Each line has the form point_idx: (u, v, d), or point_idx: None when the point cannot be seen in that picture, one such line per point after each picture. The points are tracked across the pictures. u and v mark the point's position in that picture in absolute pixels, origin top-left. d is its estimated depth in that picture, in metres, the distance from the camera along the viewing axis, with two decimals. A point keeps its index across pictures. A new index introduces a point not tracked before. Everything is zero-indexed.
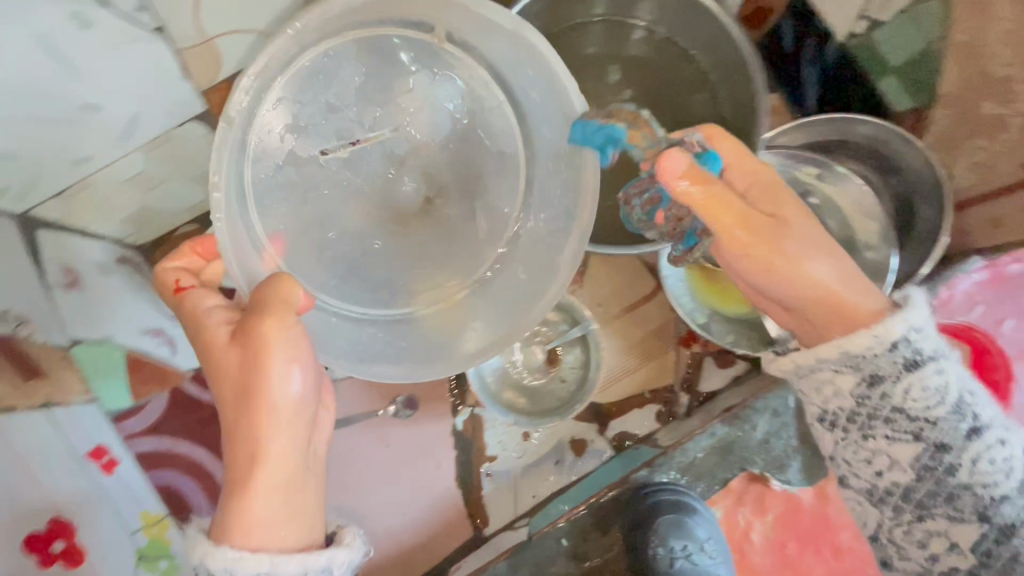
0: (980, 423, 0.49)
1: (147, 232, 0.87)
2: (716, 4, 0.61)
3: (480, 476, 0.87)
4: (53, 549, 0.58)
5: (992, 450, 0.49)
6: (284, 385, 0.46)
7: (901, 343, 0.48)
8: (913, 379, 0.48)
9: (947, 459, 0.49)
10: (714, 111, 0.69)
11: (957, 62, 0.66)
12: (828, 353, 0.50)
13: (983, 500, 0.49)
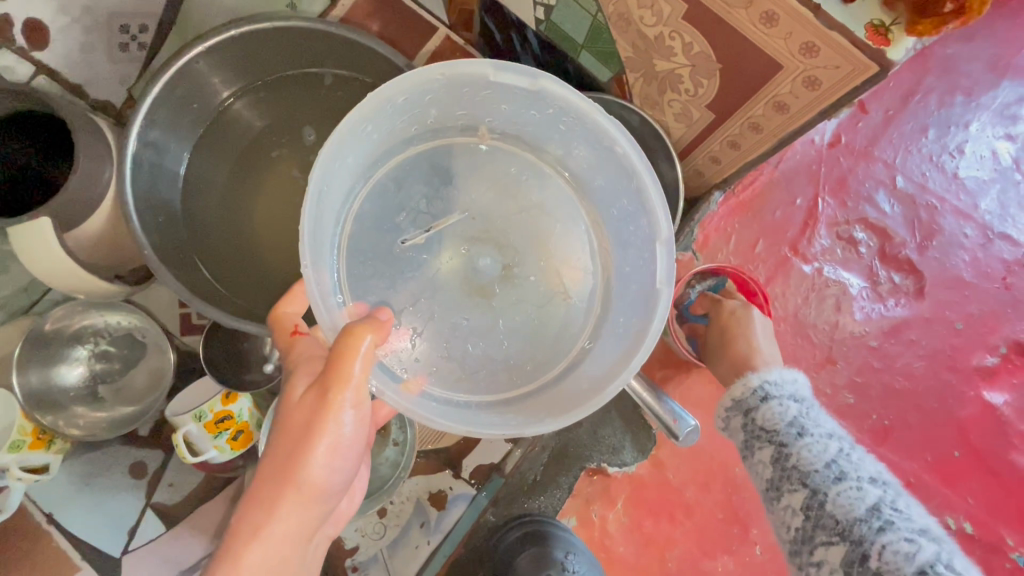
0: (791, 415, 0.58)
1: None
2: (367, 39, 0.60)
3: (348, 574, 0.81)
4: None
5: (812, 444, 0.55)
6: (335, 438, 0.46)
7: (772, 388, 0.61)
8: (766, 413, 0.60)
9: (790, 458, 0.56)
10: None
11: (617, 32, 0.67)
12: (736, 401, 0.63)
13: (820, 481, 0.53)
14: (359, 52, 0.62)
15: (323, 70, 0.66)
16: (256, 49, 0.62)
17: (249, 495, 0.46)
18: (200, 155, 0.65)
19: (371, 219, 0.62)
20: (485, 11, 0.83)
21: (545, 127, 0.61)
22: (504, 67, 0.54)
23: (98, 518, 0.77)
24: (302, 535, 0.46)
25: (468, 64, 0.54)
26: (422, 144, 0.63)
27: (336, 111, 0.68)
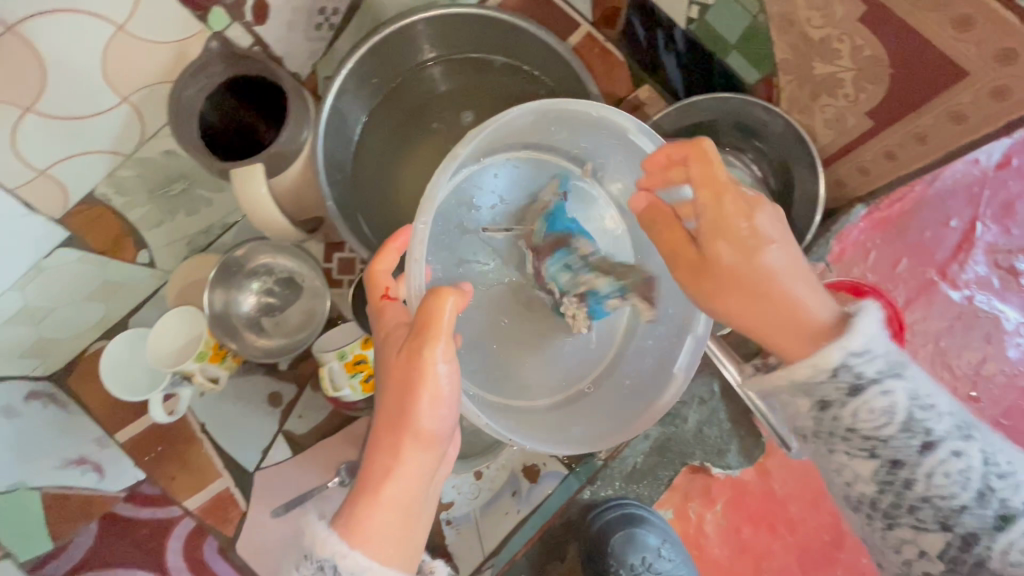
0: (875, 378, 0.45)
1: (57, 360, 0.87)
2: (539, 33, 0.65)
3: (441, 526, 0.86)
4: None
5: (947, 462, 0.44)
6: (436, 386, 0.50)
7: (860, 357, 0.44)
8: (865, 402, 0.45)
9: (904, 472, 0.45)
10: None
11: (780, 32, 0.67)
12: (798, 373, 0.46)
13: (945, 509, 0.44)
14: (530, 45, 0.67)
15: (491, 57, 0.72)
16: (434, 36, 0.69)
17: (374, 443, 0.51)
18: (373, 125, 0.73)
19: (448, 208, 0.64)
20: (633, 10, 0.85)
21: (623, 164, 0.66)
22: (642, 128, 0.59)
23: (240, 434, 0.89)
24: (425, 476, 0.51)
25: (608, 113, 0.59)
26: (529, 152, 0.67)
27: (493, 98, 0.74)
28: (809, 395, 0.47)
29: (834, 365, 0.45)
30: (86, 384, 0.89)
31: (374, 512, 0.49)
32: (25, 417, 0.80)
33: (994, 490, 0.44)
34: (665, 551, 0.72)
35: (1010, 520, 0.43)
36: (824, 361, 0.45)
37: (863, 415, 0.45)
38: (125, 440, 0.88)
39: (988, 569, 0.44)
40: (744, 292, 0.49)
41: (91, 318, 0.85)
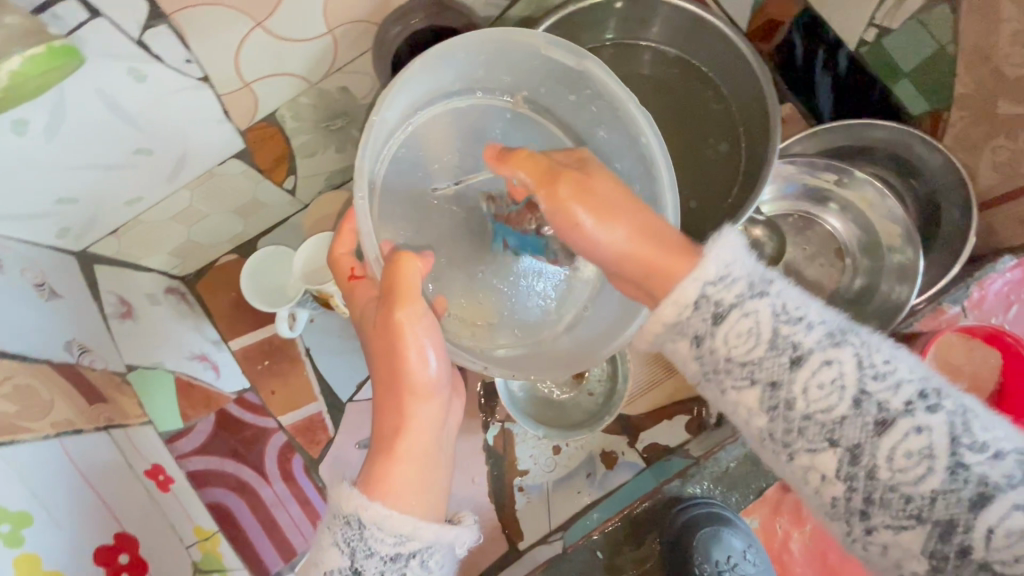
0: (733, 304, 0.46)
1: (193, 263, 0.94)
2: (736, 34, 0.65)
3: (513, 491, 0.88)
4: (120, 562, 0.50)
5: (820, 373, 0.43)
6: (421, 350, 0.55)
7: (716, 284, 0.47)
8: (730, 325, 0.46)
9: (782, 395, 0.44)
10: (733, 146, 0.72)
11: (969, 68, 0.70)
12: (666, 315, 0.49)
13: (829, 425, 0.43)
14: (718, 42, 0.67)
15: (665, 48, 0.72)
16: (622, 17, 0.69)
17: (381, 407, 0.57)
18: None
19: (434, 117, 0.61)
20: (796, 25, 0.81)
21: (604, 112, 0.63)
22: (553, 42, 0.58)
23: (340, 365, 0.93)
24: (432, 424, 0.56)
25: (522, 30, 0.57)
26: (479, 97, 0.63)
27: (662, 87, 0.74)
28: (683, 334, 0.49)
29: (694, 297, 0.47)
30: (212, 291, 0.96)
31: (397, 467, 0.54)
32: (163, 306, 0.87)
33: (910, 415, 0.41)
34: (749, 556, 0.73)
35: (931, 451, 0.40)
36: (704, 273, 0.47)
37: (786, 304, 0.45)
38: (237, 347, 0.94)
39: (883, 480, 0.41)
40: (604, 209, 0.51)
41: (231, 230, 0.92)
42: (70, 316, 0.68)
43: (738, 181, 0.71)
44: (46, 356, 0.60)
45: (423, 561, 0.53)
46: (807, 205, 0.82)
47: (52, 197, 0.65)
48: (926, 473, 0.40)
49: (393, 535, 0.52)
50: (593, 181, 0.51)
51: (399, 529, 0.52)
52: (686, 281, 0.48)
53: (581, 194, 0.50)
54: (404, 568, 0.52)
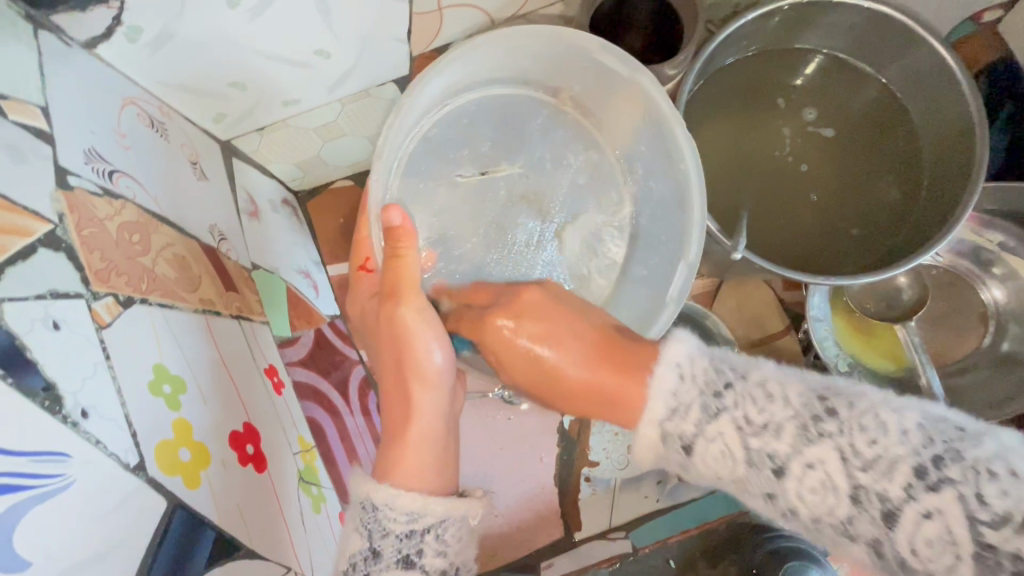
0: (696, 432, 0.41)
1: (311, 181, 0.93)
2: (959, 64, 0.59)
3: (580, 480, 0.85)
4: (248, 451, 0.49)
5: (746, 404, 0.40)
6: (423, 340, 0.52)
7: (676, 375, 0.43)
8: (661, 396, 0.43)
9: (735, 418, 0.40)
10: (910, 184, 0.67)
11: None
12: (646, 449, 0.46)
13: (784, 457, 0.39)
14: (934, 72, 0.62)
15: (868, 67, 0.68)
16: (835, 31, 0.65)
17: (388, 397, 0.55)
18: (723, 73, 0.68)
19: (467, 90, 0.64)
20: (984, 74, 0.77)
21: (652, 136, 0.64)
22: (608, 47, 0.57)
23: None
24: (441, 409, 0.53)
25: (576, 34, 0.57)
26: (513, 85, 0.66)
27: (852, 106, 0.69)
28: (666, 444, 0.44)
29: (658, 437, 0.43)
30: (321, 213, 0.95)
31: (408, 452, 0.50)
32: (279, 215, 0.86)
33: (914, 502, 0.35)
34: None
35: (954, 537, 0.35)
36: (653, 414, 0.43)
37: (749, 412, 0.40)
38: (334, 274, 0.93)
39: (873, 493, 0.37)
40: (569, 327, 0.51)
41: (357, 156, 0.90)
42: (214, 201, 0.67)
43: (910, 219, 0.67)
44: (194, 234, 0.59)
45: (439, 538, 0.46)
46: (962, 264, 0.77)
47: (226, 79, 0.64)
48: (956, 563, 0.35)
49: (404, 513, 0.46)
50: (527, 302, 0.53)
51: (410, 506, 0.46)
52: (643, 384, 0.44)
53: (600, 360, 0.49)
54: (420, 545, 0.46)
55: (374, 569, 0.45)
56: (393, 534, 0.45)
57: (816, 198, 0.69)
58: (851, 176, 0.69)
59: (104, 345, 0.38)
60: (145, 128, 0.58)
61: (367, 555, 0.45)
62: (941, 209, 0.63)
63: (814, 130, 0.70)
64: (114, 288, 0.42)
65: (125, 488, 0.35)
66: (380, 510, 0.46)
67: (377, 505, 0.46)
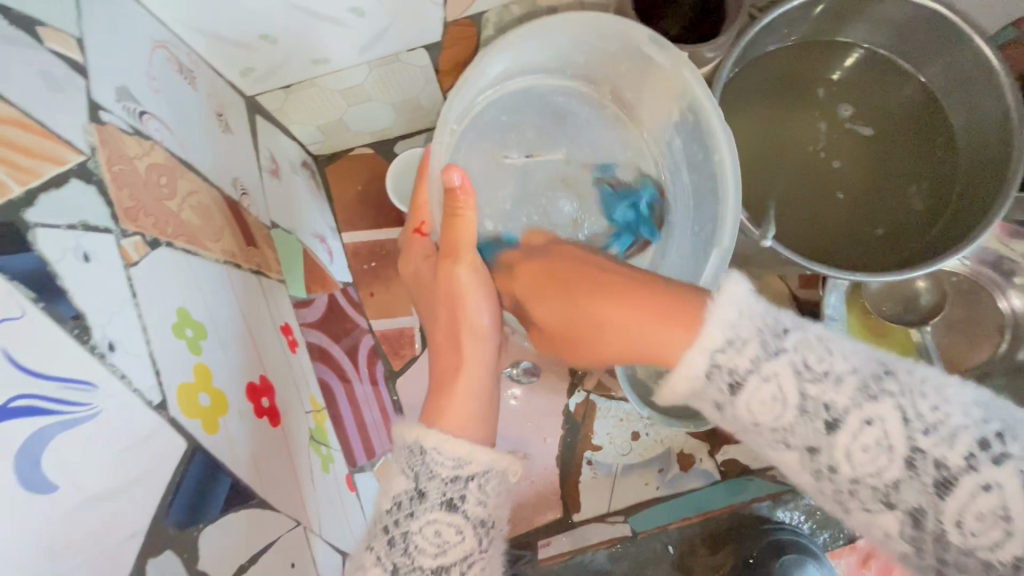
0: (750, 369, 0.39)
1: (331, 146, 0.92)
2: (1005, 67, 0.58)
3: (582, 463, 0.85)
4: (263, 404, 0.49)
5: (758, 393, 0.39)
6: (472, 296, 0.53)
7: (726, 351, 0.40)
8: (749, 395, 0.40)
9: (743, 398, 0.40)
10: (942, 187, 0.67)
11: None
12: (680, 387, 0.42)
13: (778, 432, 0.40)
14: (978, 73, 0.61)
15: (908, 63, 0.66)
16: (880, 25, 0.64)
17: (438, 352, 0.54)
18: (761, 61, 0.67)
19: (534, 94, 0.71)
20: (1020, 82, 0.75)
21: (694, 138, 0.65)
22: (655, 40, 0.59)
23: None
24: (489, 366, 0.52)
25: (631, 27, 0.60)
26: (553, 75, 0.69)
27: (890, 105, 0.68)
28: (703, 400, 0.43)
29: (705, 369, 0.41)
30: (339, 179, 0.94)
31: (455, 402, 0.48)
32: (298, 177, 0.85)
33: (973, 472, 0.35)
34: None
35: (1009, 513, 0.34)
36: (705, 341, 0.40)
37: (810, 359, 0.39)
38: (349, 241, 0.93)
39: (846, 477, 0.38)
40: (620, 301, 0.48)
41: (379, 123, 0.89)
42: (238, 155, 0.66)
43: (938, 225, 0.66)
44: (219, 185, 0.59)
45: (481, 487, 0.44)
46: (983, 272, 0.77)
47: (257, 31, 0.62)
48: (1003, 540, 0.34)
49: (452, 458, 0.44)
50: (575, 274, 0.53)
51: (456, 453, 0.44)
52: (690, 352, 0.41)
53: (553, 288, 0.54)
54: (464, 491, 0.44)
55: (418, 509, 0.43)
56: (439, 477, 0.43)
57: (841, 196, 0.68)
58: (882, 176, 0.68)
59: (131, 283, 0.38)
60: (175, 74, 0.57)
61: (414, 494, 0.43)
62: (974, 214, 0.63)
63: (849, 128, 0.69)
64: (142, 228, 0.41)
65: (149, 425, 0.35)
66: (429, 453, 0.44)
67: (426, 448, 0.44)
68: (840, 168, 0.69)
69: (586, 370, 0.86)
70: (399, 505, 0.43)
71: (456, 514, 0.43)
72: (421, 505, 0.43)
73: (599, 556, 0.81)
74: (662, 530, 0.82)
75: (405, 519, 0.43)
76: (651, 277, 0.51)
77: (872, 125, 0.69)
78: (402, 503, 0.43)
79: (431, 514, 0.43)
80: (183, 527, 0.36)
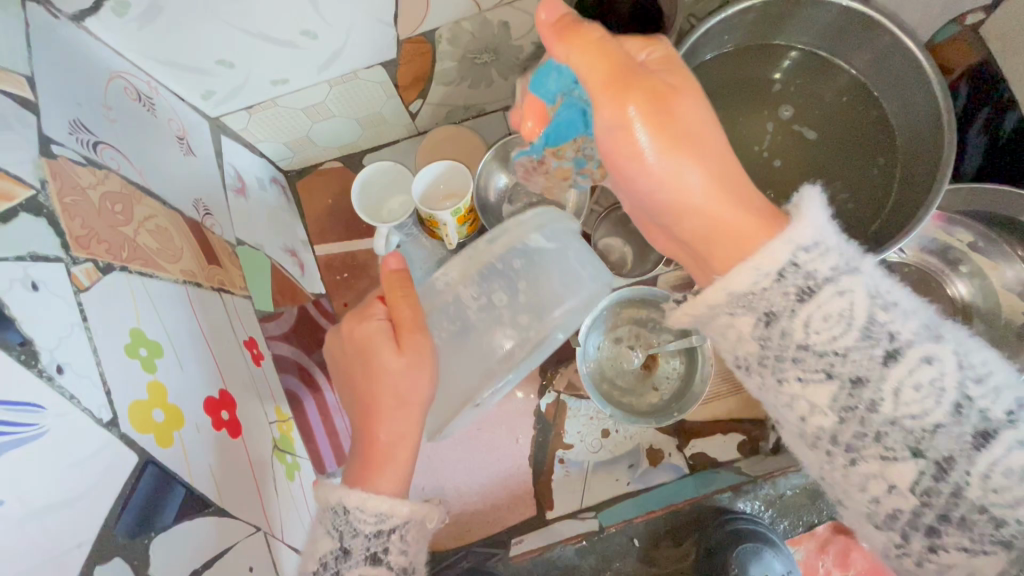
0: (827, 277, 0.42)
1: (300, 161, 0.94)
2: (931, 64, 0.60)
3: (554, 462, 0.87)
4: (223, 417, 0.51)
5: (916, 371, 0.40)
6: (420, 373, 0.53)
7: (810, 251, 0.42)
8: (819, 304, 0.42)
9: (866, 393, 0.41)
10: (884, 178, 0.69)
11: None
12: (738, 281, 0.44)
13: (915, 432, 0.40)
14: (909, 70, 0.63)
15: (842, 62, 0.69)
16: (811, 27, 0.66)
17: (369, 419, 0.53)
18: (701, 68, 0.69)
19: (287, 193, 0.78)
20: (966, 78, 0.77)
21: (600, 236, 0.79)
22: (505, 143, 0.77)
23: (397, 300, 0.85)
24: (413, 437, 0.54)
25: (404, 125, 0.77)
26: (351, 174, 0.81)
27: (827, 103, 0.71)
28: (752, 309, 0.44)
29: (784, 260, 0.43)
30: (309, 193, 0.96)
31: (380, 475, 0.51)
32: (267, 193, 0.87)
33: (1012, 427, 0.39)
34: None
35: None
36: (771, 250, 0.43)
37: (884, 293, 0.42)
38: (321, 253, 0.95)
39: (967, 499, 0.40)
40: (698, 160, 0.46)
41: (345, 138, 0.91)
42: (202, 176, 0.68)
43: (878, 218, 0.68)
44: (180, 208, 0.61)
45: (403, 538, 0.49)
46: (931, 261, 0.80)
47: (213, 56, 0.64)
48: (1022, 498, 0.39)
49: (373, 514, 0.48)
50: (669, 96, 0.47)
51: (380, 509, 0.48)
52: (777, 240, 0.43)
53: (656, 116, 0.46)
54: (387, 543, 0.48)
55: (343, 567, 0.47)
56: (362, 533, 0.48)
57: (773, 195, 0.71)
58: (822, 172, 0.71)
59: (82, 309, 0.40)
60: (133, 102, 0.59)
61: (339, 553, 0.48)
62: (911, 205, 0.65)
63: (790, 128, 0.72)
64: (94, 255, 0.43)
65: (97, 441, 0.37)
66: (353, 513, 0.48)
67: (351, 509, 0.48)
68: (781, 168, 0.71)
69: (557, 372, 0.88)
70: (327, 562, 0.48)
71: (380, 564, 0.48)
72: (346, 562, 0.48)
73: (568, 551, 0.83)
74: (629, 523, 0.84)
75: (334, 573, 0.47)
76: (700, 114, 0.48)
77: (812, 123, 0.71)
78: (328, 562, 0.48)
79: (356, 569, 0.47)
80: (132, 537, 0.39)
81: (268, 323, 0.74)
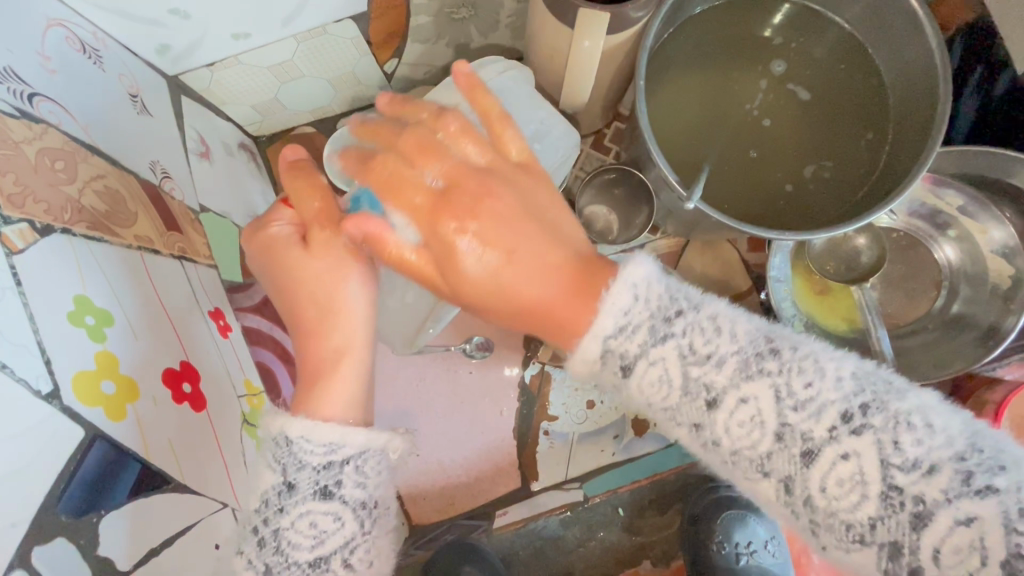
0: (644, 351, 0.45)
1: (270, 125, 0.89)
2: (927, 15, 0.57)
3: (539, 434, 0.85)
4: (185, 390, 0.48)
5: (838, 465, 0.40)
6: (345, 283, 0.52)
7: (620, 335, 0.45)
8: (766, 393, 0.43)
9: (806, 464, 0.41)
10: (875, 139, 0.67)
11: None
12: (581, 365, 0.48)
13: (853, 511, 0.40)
14: (904, 23, 0.60)
15: (835, 16, 0.66)
16: None
17: (310, 335, 0.52)
18: (690, 22, 0.66)
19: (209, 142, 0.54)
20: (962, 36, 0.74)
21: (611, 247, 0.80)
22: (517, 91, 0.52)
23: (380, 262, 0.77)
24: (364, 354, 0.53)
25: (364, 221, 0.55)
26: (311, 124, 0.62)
27: (820, 59, 0.68)
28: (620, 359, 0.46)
29: (598, 353, 0.46)
30: (281, 160, 0.92)
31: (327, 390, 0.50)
32: (235, 159, 0.83)
33: None
34: (771, 547, 0.85)
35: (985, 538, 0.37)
36: (601, 327, 0.46)
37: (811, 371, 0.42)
38: None
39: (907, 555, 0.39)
40: (543, 235, 0.51)
41: (317, 101, 0.87)
42: (159, 138, 0.64)
43: (869, 180, 0.67)
44: (134, 170, 0.57)
45: (359, 469, 0.47)
46: (919, 226, 0.79)
47: (164, 5, 0.59)
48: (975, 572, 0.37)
49: (323, 444, 0.46)
50: (494, 198, 0.50)
51: (329, 439, 0.47)
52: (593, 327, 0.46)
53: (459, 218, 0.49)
54: (339, 476, 0.47)
55: (288, 503, 0.45)
56: (309, 466, 0.46)
57: (756, 155, 0.69)
58: (812, 131, 0.68)
59: (15, 272, 0.36)
60: (76, 53, 0.54)
61: (284, 488, 0.46)
62: (901, 167, 0.63)
63: (781, 86, 0.69)
64: (30, 214, 0.40)
65: (35, 414, 0.35)
66: (296, 444, 0.46)
67: (293, 439, 0.46)
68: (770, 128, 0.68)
69: (542, 343, 0.86)
70: (270, 497, 0.46)
71: (329, 500, 0.46)
72: (291, 498, 0.46)
73: (552, 521, 0.87)
74: (612, 494, 0.86)
75: (278, 514, 0.46)
76: (542, 223, 0.51)
77: (804, 80, 0.68)
78: (272, 498, 0.46)
79: (303, 503, 0.46)
80: (77, 516, 0.37)
81: (236, 294, 0.71)
